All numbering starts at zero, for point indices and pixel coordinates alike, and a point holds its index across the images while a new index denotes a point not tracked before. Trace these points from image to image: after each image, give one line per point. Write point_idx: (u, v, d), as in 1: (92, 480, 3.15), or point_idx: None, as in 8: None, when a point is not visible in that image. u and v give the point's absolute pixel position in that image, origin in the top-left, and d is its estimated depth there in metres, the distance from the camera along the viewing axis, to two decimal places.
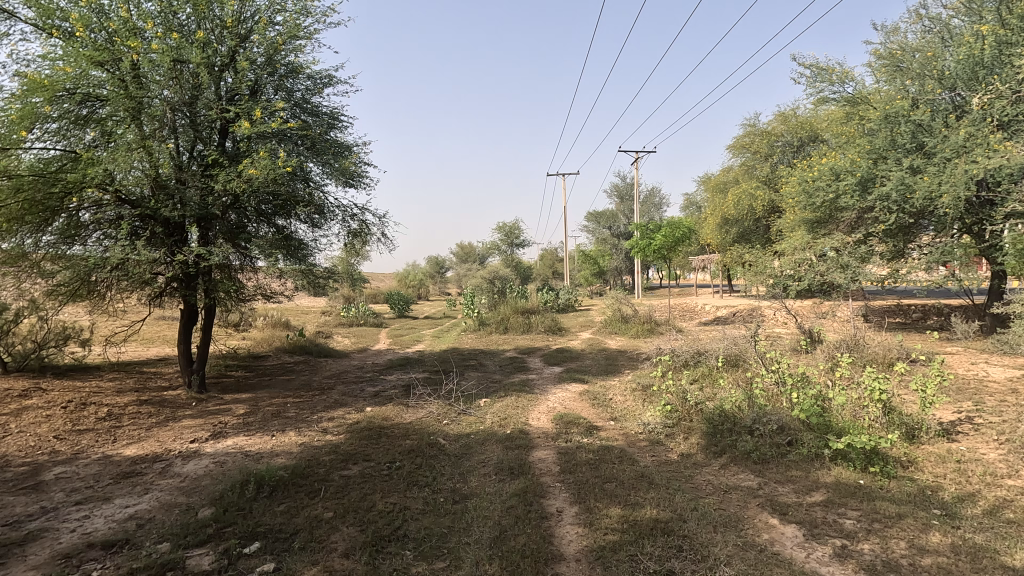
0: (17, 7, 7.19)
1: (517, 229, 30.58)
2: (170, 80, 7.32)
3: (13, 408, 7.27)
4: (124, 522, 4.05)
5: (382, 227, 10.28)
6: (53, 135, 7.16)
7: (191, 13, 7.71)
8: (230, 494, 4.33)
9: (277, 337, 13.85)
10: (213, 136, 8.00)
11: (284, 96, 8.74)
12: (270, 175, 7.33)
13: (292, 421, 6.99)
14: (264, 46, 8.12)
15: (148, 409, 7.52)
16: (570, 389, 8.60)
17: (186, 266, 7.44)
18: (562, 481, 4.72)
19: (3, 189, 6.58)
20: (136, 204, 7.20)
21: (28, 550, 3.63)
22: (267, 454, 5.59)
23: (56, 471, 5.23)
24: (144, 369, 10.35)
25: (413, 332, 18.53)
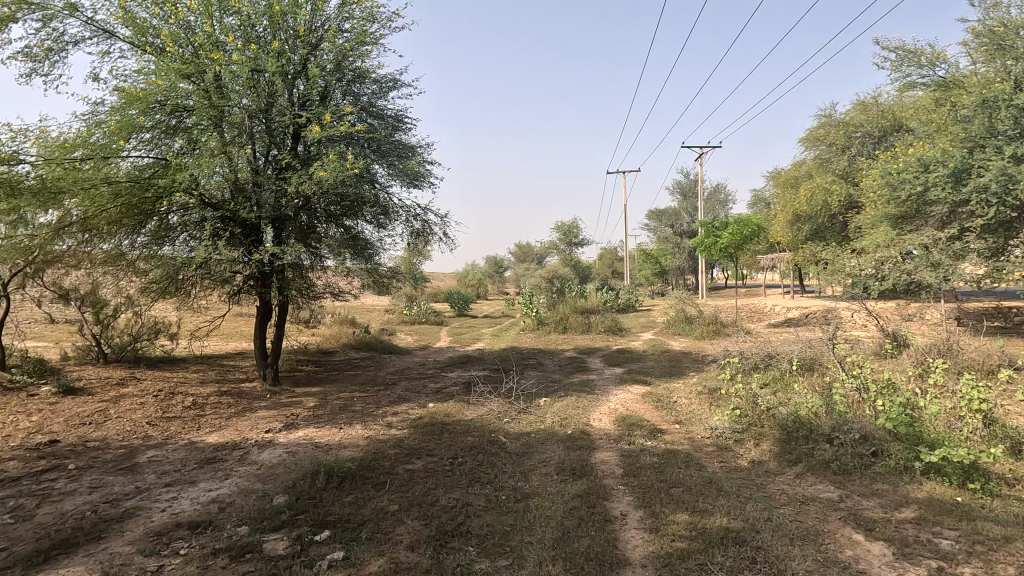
0: (116, 27, 7.82)
1: (576, 228, 30.31)
2: (248, 89, 7.74)
3: (112, 396, 7.94)
4: (207, 505, 4.32)
5: (444, 227, 10.46)
6: (147, 144, 7.74)
7: (267, 24, 8.11)
8: (302, 483, 4.52)
9: (344, 333, 14.40)
10: (286, 141, 8.39)
11: (351, 100, 9.05)
12: (339, 177, 7.59)
13: (359, 414, 7.23)
14: (333, 53, 8.45)
15: (227, 400, 8.00)
16: (632, 391, 8.43)
17: (262, 265, 7.85)
18: (625, 484, 4.61)
19: (104, 195, 7.17)
20: (218, 207, 7.67)
21: (125, 527, 3.93)
22: (336, 446, 5.81)
23: (149, 454, 5.66)
24: (224, 362, 11.03)
25: (473, 331, 18.77)
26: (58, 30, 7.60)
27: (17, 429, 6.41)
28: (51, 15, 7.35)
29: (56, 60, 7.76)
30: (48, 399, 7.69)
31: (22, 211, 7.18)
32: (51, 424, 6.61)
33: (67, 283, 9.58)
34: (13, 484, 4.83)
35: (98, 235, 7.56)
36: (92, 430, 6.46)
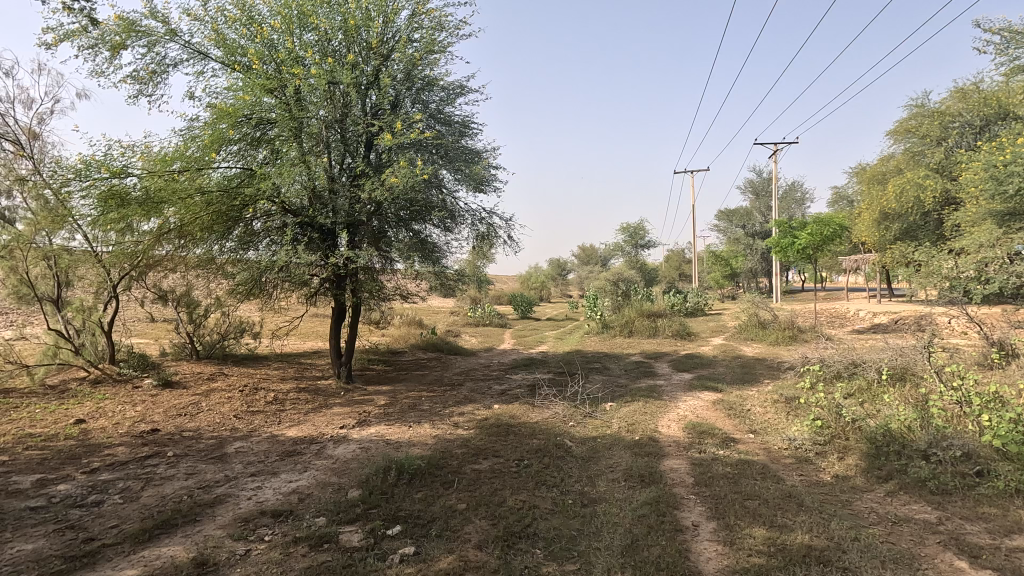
0: (209, 48, 8.46)
1: (643, 229, 29.63)
2: (325, 101, 8.14)
3: (204, 390, 8.58)
4: (288, 495, 4.57)
5: (508, 230, 10.55)
6: (235, 156, 8.31)
7: (342, 38, 8.51)
8: (375, 478, 4.69)
9: (412, 334, 14.83)
10: (360, 149, 8.74)
11: (420, 108, 9.31)
12: (409, 183, 7.83)
13: (427, 414, 7.41)
14: (404, 63, 8.75)
15: (305, 396, 8.45)
16: (702, 398, 8.13)
17: (337, 268, 8.23)
18: (697, 494, 4.45)
19: (198, 203, 7.77)
20: (297, 213, 8.11)
21: (216, 512, 4.23)
22: (405, 444, 5.98)
23: (236, 445, 6.06)
24: (302, 360, 11.65)
25: (537, 333, 18.81)
26: (160, 54, 8.32)
27: (124, 418, 7.06)
28: (154, 41, 8.05)
29: (158, 82, 8.49)
30: (150, 391, 8.41)
31: (129, 219, 7.91)
32: (153, 414, 7.23)
33: (166, 285, 10.45)
34: (121, 468, 5.32)
35: (192, 241, 8.19)
36: (187, 420, 7.00)
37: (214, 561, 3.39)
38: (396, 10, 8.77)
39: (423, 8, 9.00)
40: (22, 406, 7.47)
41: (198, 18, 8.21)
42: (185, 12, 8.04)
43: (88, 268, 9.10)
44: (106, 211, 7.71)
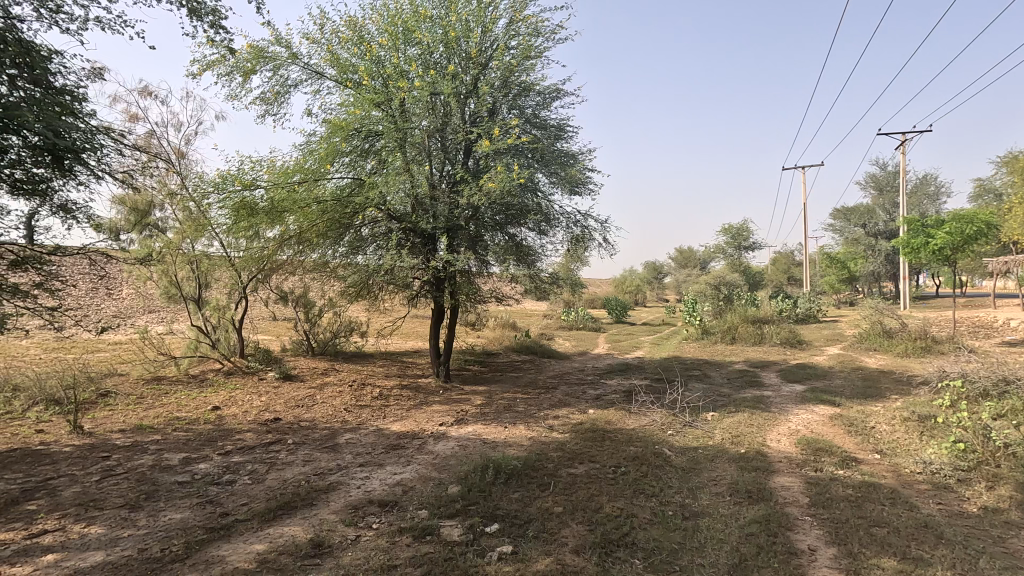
0: (325, 68, 9.16)
1: (747, 230, 27.89)
2: (427, 112, 8.52)
3: (318, 384, 9.29)
4: (393, 486, 4.81)
5: (604, 232, 10.39)
6: (346, 167, 8.91)
7: (443, 50, 8.88)
8: (473, 476, 4.81)
9: (507, 337, 15.07)
10: (459, 156, 9.02)
11: (517, 114, 9.46)
12: (506, 188, 7.95)
13: (522, 415, 7.48)
14: (501, 70, 8.96)
15: (407, 393, 8.87)
16: (817, 411, 7.50)
17: (437, 271, 8.55)
18: (813, 516, 4.10)
19: (314, 211, 8.44)
20: (401, 219, 8.55)
21: (330, 497, 4.55)
22: (502, 444, 6.08)
23: (346, 436, 6.50)
24: (404, 359, 12.24)
25: (632, 338, 18.37)
26: (283, 76, 9.14)
27: (252, 406, 7.81)
28: (279, 65, 8.86)
29: (282, 102, 9.34)
30: (273, 383, 9.26)
31: (256, 227, 8.76)
32: (275, 404, 7.94)
33: (286, 286, 11.45)
34: (250, 451, 5.89)
35: (309, 246, 8.89)
36: (304, 411, 7.61)
37: (328, 544, 3.64)
38: (494, 19, 9.00)
39: (521, 15, 9.16)
40: (171, 392, 8.52)
41: (315, 42, 8.93)
42: (305, 37, 8.78)
43: (223, 271, 10.20)
44: (238, 220, 8.60)
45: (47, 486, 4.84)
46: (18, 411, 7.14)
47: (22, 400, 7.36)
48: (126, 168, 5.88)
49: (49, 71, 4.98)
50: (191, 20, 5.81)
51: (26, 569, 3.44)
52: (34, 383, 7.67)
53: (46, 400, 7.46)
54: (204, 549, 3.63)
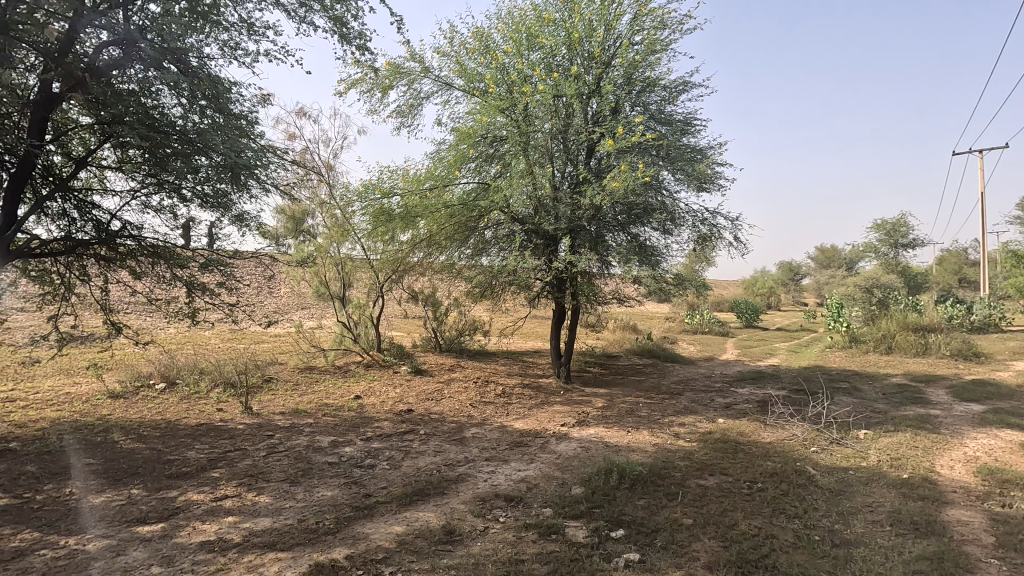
0: (454, 79, 9.63)
1: (905, 225, 24.51)
2: (550, 114, 8.60)
3: (445, 379, 9.80)
4: (518, 482, 4.92)
5: (734, 231, 9.77)
6: (473, 172, 9.30)
7: (565, 51, 8.92)
8: (597, 479, 4.77)
9: (627, 339, 14.73)
10: (581, 157, 8.98)
11: (640, 110, 9.20)
12: (630, 187, 7.76)
13: (646, 420, 7.26)
14: (625, 67, 8.80)
15: (529, 392, 9.04)
16: (1002, 437, 6.38)
17: (558, 272, 8.59)
18: (1001, 559, 3.49)
19: (443, 215, 8.93)
20: (524, 221, 8.73)
21: (459, 488, 4.77)
22: (625, 448, 5.96)
23: (473, 431, 6.77)
24: (525, 358, 12.48)
25: (765, 344, 17.01)
26: (417, 90, 9.75)
27: (388, 397, 8.46)
28: (413, 79, 9.48)
29: (416, 114, 9.99)
30: (405, 377, 9.94)
31: (392, 231, 9.48)
32: (408, 396, 8.51)
33: (417, 287, 12.23)
34: (387, 439, 6.37)
35: (438, 248, 9.42)
36: (433, 405, 8.06)
37: (459, 532, 3.82)
38: (618, 16, 8.85)
39: (646, 9, 8.90)
40: (320, 381, 9.50)
41: (445, 54, 9.42)
42: (436, 51, 9.30)
43: (363, 272, 11.15)
44: (377, 225, 9.38)
45: (226, 457, 5.64)
46: (204, 392, 8.40)
47: (207, 382, 8.65)
48: (288, 181, 6.68)
49: (231, 100, 5.81)
50: (341, 45, 6.43)
51: (213, 527, 4.03)
52: (215, 368, 8.97)
53: (224, 382, 8.69)
54: (351, 526, 3.98)
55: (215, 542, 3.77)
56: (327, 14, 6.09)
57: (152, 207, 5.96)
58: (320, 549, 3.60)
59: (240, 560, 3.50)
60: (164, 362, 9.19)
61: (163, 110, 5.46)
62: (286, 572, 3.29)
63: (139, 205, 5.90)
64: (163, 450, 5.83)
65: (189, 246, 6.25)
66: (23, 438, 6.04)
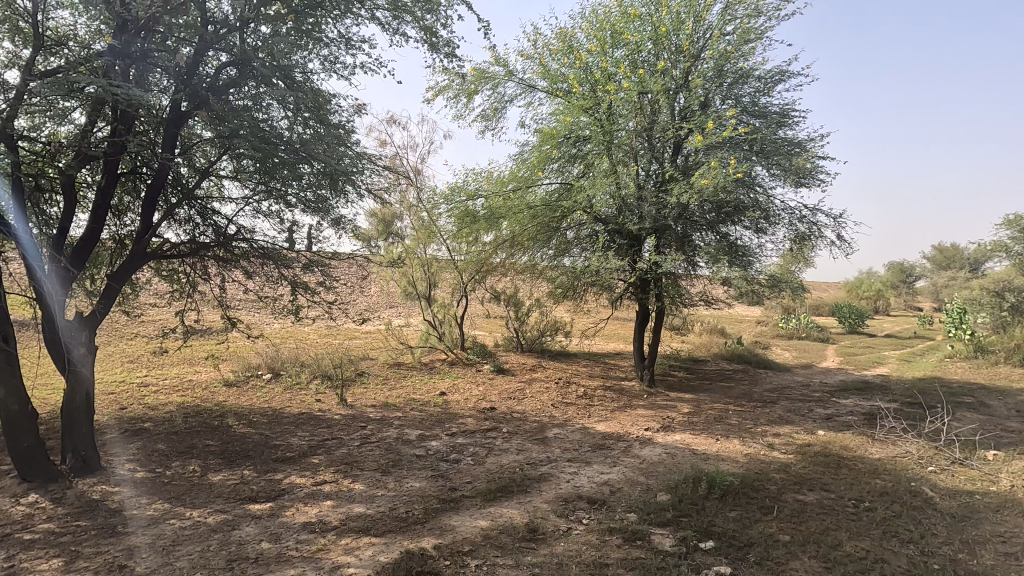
0: (537, 81, 9.70)
1: None
2: (635, 112, 8.42)
3: (527, 379, 9.89)
4: (601, 485, 4.87)
5: (837, 229, 9.07)
6: (556, 173, 9.31)
7: (651, 47, 8.71)
8: (685, 487, 4.61)
9: (716, 343, 14.11)
10: (667, 154, 8.71)
11: (732, 104, 8.79)
12: (721, 184, 7.43)
13: (736, 428, 6.92)
14: (715, 59, 8.45)
15: (611, 394, 8.91)
16: None
17: (642, 274, 8.38)
18: None
19: (527, 216, 9.02)
20: (608, 221, 8.61)
21: (542, 487, 4.80)
22: (714, 457, 5.71)
23: (555, 431, 6.78)
24: (606, 360, 12.30)
25: (872, 352, 15.63)
26: (501, 93, 9.92)
27: (472, 394, 8.67)
28: (497, 83, 9.66)
29: (500, 117, 10.17)
30: (488, 375, 10.14)
31: (477, 232, 9.73)
32: (490, 394, 8.67)
33: (499, 287, 12.43)
34: (472, 435, 6.54)
35: (520, 249, 9.51)
36: (515, 404, 8.16)
37: (542, 531, 3.84)
38: (708, 6, 8.52)
39: None
40: (408, 376, 9.91)
41: (529, 57, 9.52)
42: (520, 54, 9.42)
43: (449, 272, 11.52)
44: (462, 227, 9.69)
45: (325, 445, 6.04)
46: (305, 383, 9.05)
47: (307, 373, 9.31)
48: (382, 186, 7.05)
49: (330, 111, 6.20)
50: (431, 54, 6.67)
51: (314, 509, 4.33)
52: (314, 361, 9.63)
53: (322, 375, 9.31)
54: (438, 517, 4.13)
55: (317, 523, 4.05)
56: (419, 25, 6.34)
57: (262, 212, 6.49)
58: (410, 537, 3.76)
59: (338, 541, 3.73)
60: (270, 354, 9.99)
61: (273, 122, 5.93)
62: (380, 556, 3.47)
63: (252, 211, 6.45)
64: (270, 435, 6.34)
65: (294, 248, 6.74)
66: (155, 419, 6.80)
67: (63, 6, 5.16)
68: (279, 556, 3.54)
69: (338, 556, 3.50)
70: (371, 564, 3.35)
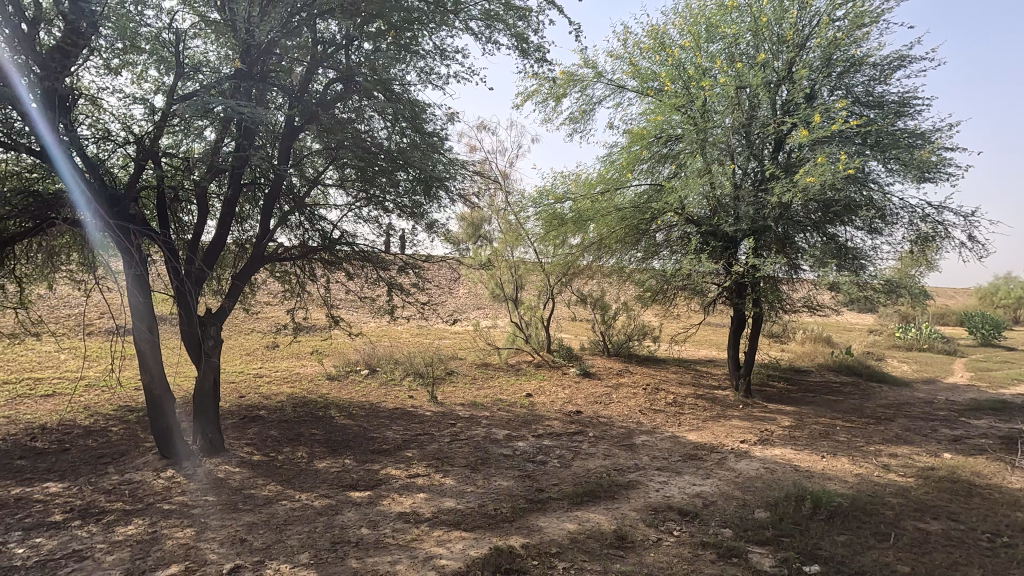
0: (626, 81, 9.53)
1: None
2: (732, 108, 8.02)
3: (614, 384, 9.73)
4: (693, 497, 4.69)
5: (968, 229, 8.11)
6: (645, 174, 9.10)
7: (750, 38, 8.28)
8: (786, 505, 4.33)
9: (821, 353, 13.09)
10: (767, 151, 8.22)
11: (842, 95, 8.15)
12: (829, 182, 6.90)
13: (844, 446, 6.38)
14: (823, 48, 7.88)
15: (703, 403, 8.54)
16: None
17: (738, 277, 7.96)
18: None
19: (615, 219, 8.89)
20: (700, 223, 8.27)
21: (631, 494, 4.71)
22: (819, 475, 5.31)
23: (643, 438, 6.62)
24: (698, 367, 11.81)
25: (1012, 368, 13.78)
26: (589, 95, 9.86)
27: (558, 397, 8.67)
28: (586, 85, 9.60)
29: (588, 119, 10.10)
30: (574, 378, 10.09)
31: (563, 235, 9.74)
32: (576, 398, 8.63)
33: (586, 290, 12.33)
34: (558, 438, 6.54)
35: (608, 252, 9.39)
36: (602, 408, 8.06)
37: (631, 539, 3.77)
38: None
39: None
40: (495, 377, 10.10)
41: (619, 57, 9.38)
42: (610, 55, 9.31)
43: (535, 275, 11.62)
44: (549, 229, 9.74)
45: (418, 439, 6.31)
46: (398, 379, 9.51)
47: (400, 371, 9.76)
48: (473, 191, 7.26)
49: (426, 120, 6.49)
50: (522, 60, 6.79)
51: (408, 500, 4.54)
52: (407, 359, 10.08)
53: (414, 373, 9.73)
54: (526, 516, 4.18)
55: (411, 514, 4.25)
56: (510, 32, 6.47)
57: (363, 218, 6.91)
58: (499, 534, 3.84)
59: (431, 533, 3.89)
60: (367, 351, 10.60)
61: (374, 133, 6.31)
62: (470, 550, 3.57)
63: (353, 216, 6.87)
64: (367, 428, 6.73)
65: (391, 252, 7.10)
66: (268, 408, 7.45)
67: (198, 36, 5.81)
68: (378, 542, 3.75)
69: (431, 547, 3.65)
70: (462, 557, 3.46)
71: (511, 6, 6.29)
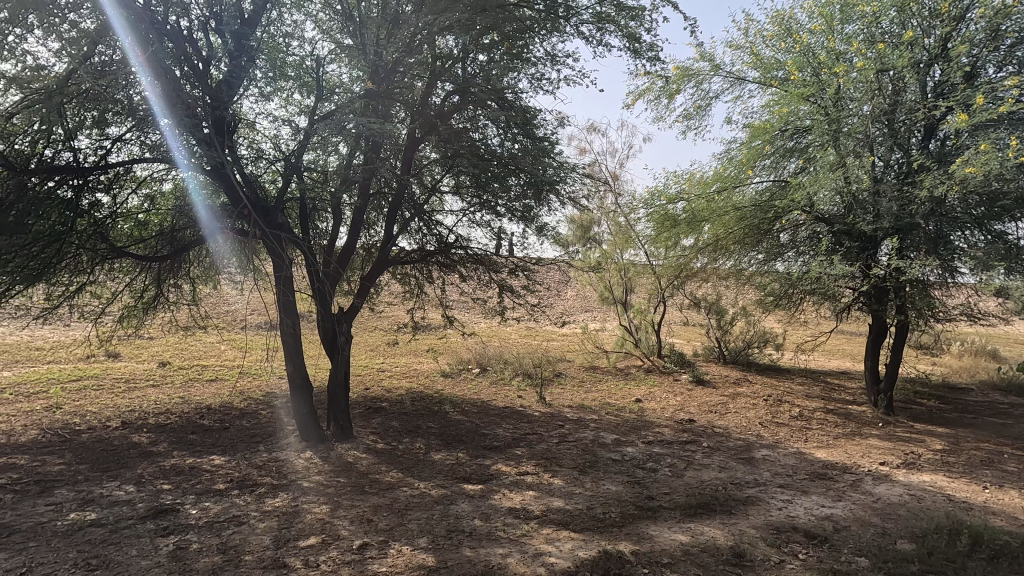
0: (747, 72, 9.00)
1: None
2: (871, 93, 7.23)
3: (731, 393, 9.20)
4: (822, 519, 4.31)
5: None
6: (767, 170, 8.54)
7: (895, 15, 7.45)
8: (936, 539, 3.83)
9: (984, 370, 11.35)
10: (916, 140, 7.33)
11: (1013, 70, 7.03)
12: (995, 172, 6.00)
13: (1014, 477, 5.50)
14: (988, 19, 6.86)
15: (834, 419, 7.80)
16: None
17: (878, 281, 7.17)
18: None
19: (733, 218, 8.46)
20: (833, 221, 7.59)
21: (749, 511, 4.44)
22: (980, 509, 4.63)
23: (763, 452, 6.21)
24: (829, 379, 10.80)
25: None
26: (706, 90, 9.44)
27: (670, 404, 8.39)
28: (702, 79, 9.21)
29: (704, 115, 9.68)
30: (686, 385, 9.70)
31: (676, 237, 9.41)
32: (690, 406, 8.30)
33: (700, 293, 11.79)
34: (669, 445, 6.35)
35: (725, 253, 8.93)
36: (717, 418, 7.67)
37: (750, 558, 3.57)
38: None
39: None
40: (604, 380, 10.02)
41: (738, 48, 8.90)
42: (727, 46, 8.86)
43: (646, 278, 11.34)
44: (661, 231, 9.46)
45: (527, 438, 6.46)
46: (508, 378, 9.77)
47: (510, 370, 10.02)
48: (583, 193, 7.24)
49: (536, 125, 6.60)
50: (634, 60, 6.69)
51: (518, 497, 4.67)
52: (516, 360, 10.31)
53: (523, 373, 9.93)
54: (635, 523, 4.11)
55: (521, 510, 4.36)
56: (623, 32, 6.37)
57: (477, 222, 7.19)
58: (607, 539, 3.81)
59: (540, 530, 3.97)
60: (479, 351, 11.01)
61: (487, 141, 6.55)
62: (578, 551, 3.59)
63: (468, 221, 7.16)
64: (479, 424, 7.00)
65: (503, 255, 7.32)
66: (390, 401, 8.03)
67: (335, 60, 6.39)
68: (490, 534, 3.91)
69: (540, 544, 3.72)
70: (570, 557, 3.49)
71: (623, 7, 6.21)
